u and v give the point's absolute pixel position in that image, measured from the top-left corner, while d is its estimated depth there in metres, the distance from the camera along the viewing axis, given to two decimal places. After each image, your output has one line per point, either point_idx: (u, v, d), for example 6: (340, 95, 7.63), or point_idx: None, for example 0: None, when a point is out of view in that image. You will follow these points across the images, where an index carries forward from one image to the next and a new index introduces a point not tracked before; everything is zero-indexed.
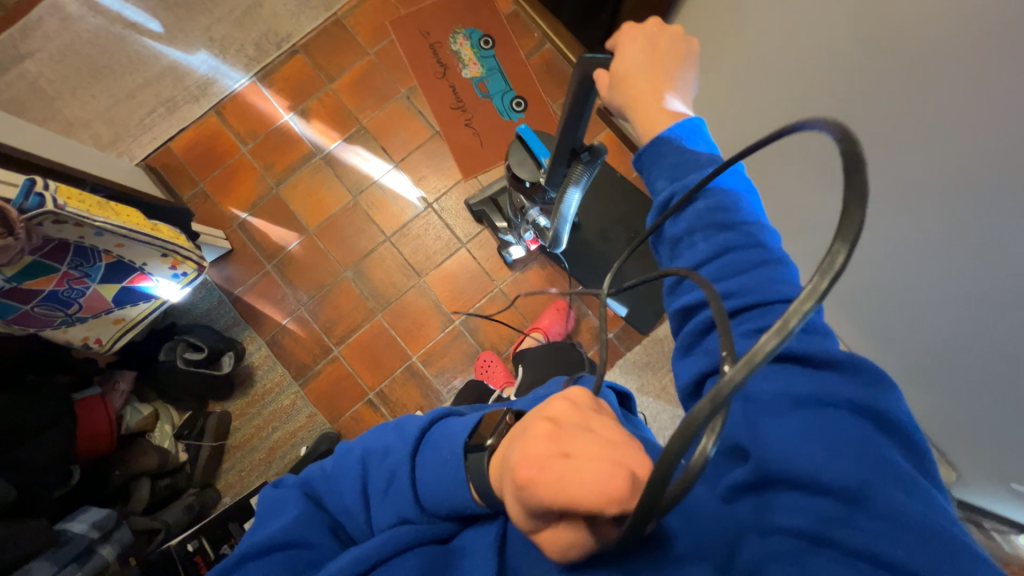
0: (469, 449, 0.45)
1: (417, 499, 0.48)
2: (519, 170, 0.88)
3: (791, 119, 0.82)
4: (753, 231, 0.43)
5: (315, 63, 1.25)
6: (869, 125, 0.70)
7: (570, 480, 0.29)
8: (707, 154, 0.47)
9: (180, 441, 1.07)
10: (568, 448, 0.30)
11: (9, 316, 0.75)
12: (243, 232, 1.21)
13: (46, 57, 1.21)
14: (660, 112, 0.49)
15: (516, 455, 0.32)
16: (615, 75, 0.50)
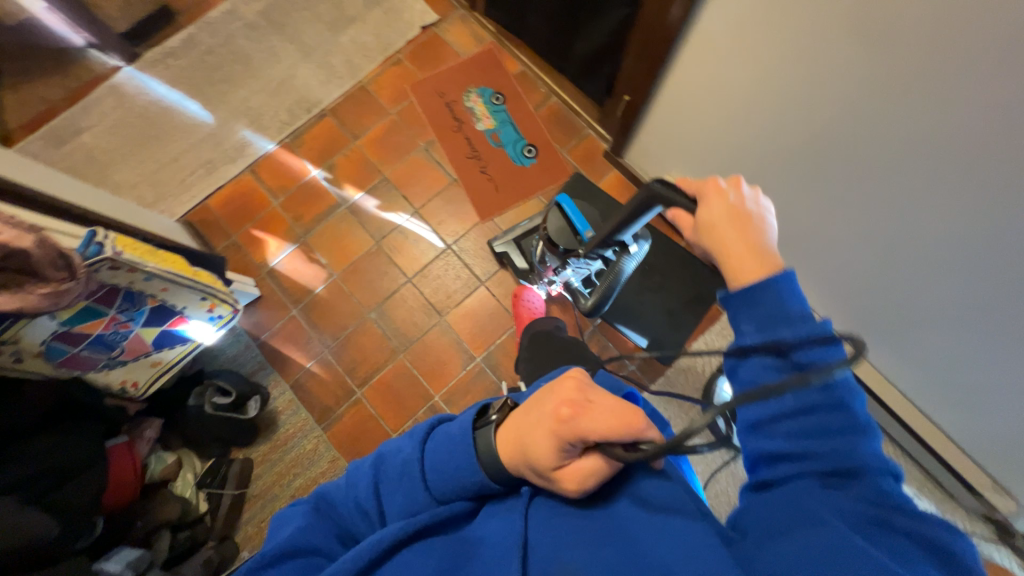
0: (477, 425, 0.51)
1: (428, 489, 0.49)
2: (557, 236, 0.98)
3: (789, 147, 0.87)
4: (845, 392, 0.44)
5: (342, 123, 1.37)
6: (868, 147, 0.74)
7: (599, 416, 0.43)
8: (800, 309, 0.47)
9: (201, 491, 1.05)
10: (589, 398, 0.45)
11: (59, 359, 0.78)
12: (272, 279, 1.26)
13: (101, 130, 1.35)
14: (753, 263, 0.50)
15: (550, 408, 0.45)
16: (701, 222, 0.53)
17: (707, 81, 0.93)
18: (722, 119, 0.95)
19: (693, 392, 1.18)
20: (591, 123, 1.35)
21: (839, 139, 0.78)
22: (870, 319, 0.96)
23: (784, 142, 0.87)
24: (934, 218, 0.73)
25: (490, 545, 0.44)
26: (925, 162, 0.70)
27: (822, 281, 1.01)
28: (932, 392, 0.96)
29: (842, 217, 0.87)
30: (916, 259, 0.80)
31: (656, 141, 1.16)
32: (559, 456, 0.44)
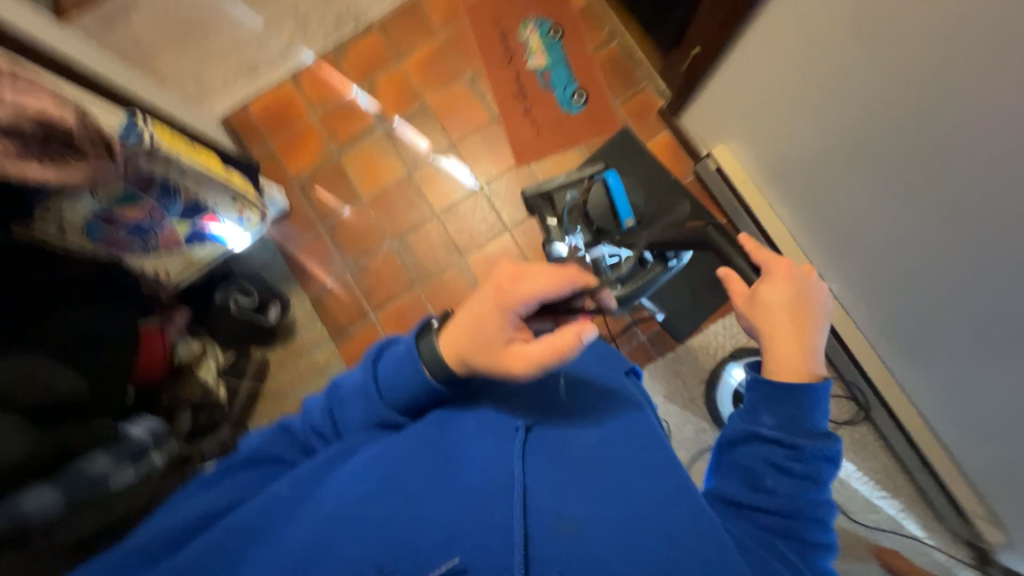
0: (419, 336, 0.53)
1: (388, 403, 0.51)
2: (596, 214, 1.02)
3: (853, 133, 0.78)
4: (825, 512, 0.46)
5: (389, 39, 1.30)
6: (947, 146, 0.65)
7: (535, 279, 0.53)
8: (818, 427, 0.49)
9: (222, 379, 1.13)
10: (523, 273, 0.55)
11: (99, 237, 0.85)
12: (302, 193, 1.27)
13: (150, 14, 1.32)
14: (797, 357, 0.53)
15: (489, 298, 0.54)
16: (761, 300, 0.58)
17: (785, 40, 0.81)
18: (791, 88, 0.85)
19: (700, 374, 1.17)
20: (651, 75, 1.24)
21: (915, 133, 0.68)
22: (905, 327, 0.91)
23: (852, 125, 0.77)
24: (998, 241, 0.65)
25: (478, 469, 0.43)
26: (1004, 176, 0.61)
27: (861, 281, 0.95)
28: (951, 416, 0.92)
29: (892, 219, 0.80)
30: (967, 281, 0.73)
31: (717, 103, 1.06)
32: (506, 328, 0.52)
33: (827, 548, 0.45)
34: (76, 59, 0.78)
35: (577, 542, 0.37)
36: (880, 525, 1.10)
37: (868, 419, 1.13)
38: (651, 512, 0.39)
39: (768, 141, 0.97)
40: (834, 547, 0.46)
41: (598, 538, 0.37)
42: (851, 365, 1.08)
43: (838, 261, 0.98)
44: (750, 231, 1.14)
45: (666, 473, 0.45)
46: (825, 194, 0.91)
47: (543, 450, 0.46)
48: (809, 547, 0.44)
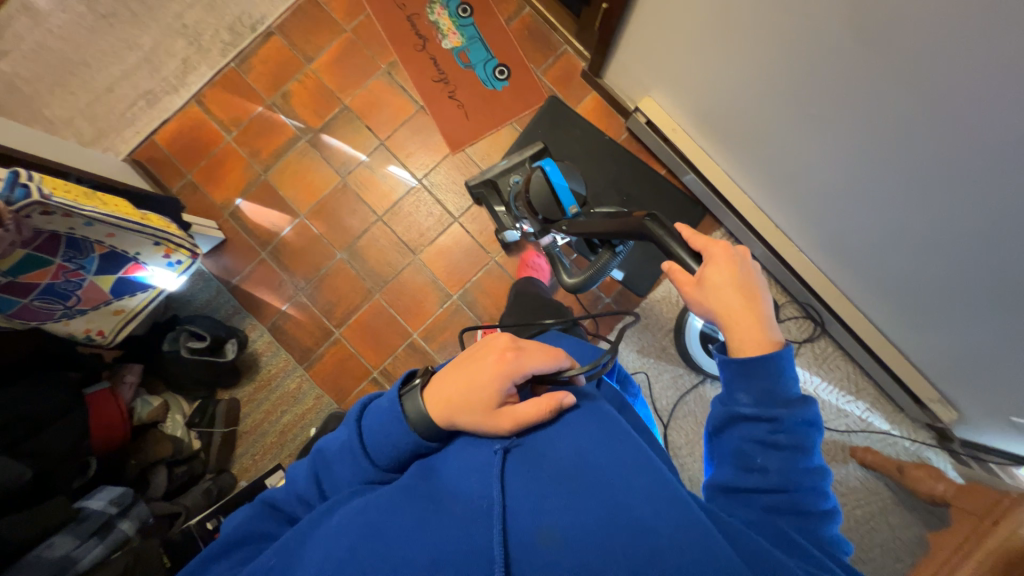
0: (403, 392, 0.53)
1: (374, 464, 0.51)
2: (537, 202, 0.91)
3: (762, 65, 0.79)
4: (817, 475, 0.48)
5: (292, 44, 1.23)
6: (844, 62, 0.68)
7: (533, 354, 0.54)
8: (795, 394, 0.50)
9: (192, 430, 1.08)
10: (521, 345, 0.55)
11: (10, 310, 0.76)
12: (236, 222, 1.21)
13: (20, 56, 1.20)
14: (752, 335, 0.53)
15: (492, 367, 0.52)
16: (708, 282, 0.54)
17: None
18: (703, 30, 0.85)
19: (667, 324, 1.21)
20: (569, 38, 1.23)
21: (821, 56, 0.70)
22: (843, 243, 0.96)
23: (765, 59, 0.78)
24: (908, 151, 0.69)
25: (461, 500, 0.42)
26: (900, 88, 0.63)
27: (803, 211, 0.99)
28: (895, 316, 0.99)
29: (814, 143, 0.83)
30: (893, 196, 0.76)
31: (636, 55, 1.05)
32: (502, 394, 0.51)
33: (828, 512, 0.47)
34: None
35: (559, 558, 0.36)
36: (851, 427, 1.19)
37: (826, 333, 1.20)
38: (632, 507, 0.39)
39: (692, 88, 0.98)
40: (835, 508, 0.48)
41: (578, 544, 0.36)
42: (803, 287, 1.13)
43: (778, 193, 1.02)
44: (692, 179, 1.17)
45: (635, 460, 0.45)
46: (751, 127, 0.93)
47: (526, 461, 0.45)
48: (812, 517, 0.45)
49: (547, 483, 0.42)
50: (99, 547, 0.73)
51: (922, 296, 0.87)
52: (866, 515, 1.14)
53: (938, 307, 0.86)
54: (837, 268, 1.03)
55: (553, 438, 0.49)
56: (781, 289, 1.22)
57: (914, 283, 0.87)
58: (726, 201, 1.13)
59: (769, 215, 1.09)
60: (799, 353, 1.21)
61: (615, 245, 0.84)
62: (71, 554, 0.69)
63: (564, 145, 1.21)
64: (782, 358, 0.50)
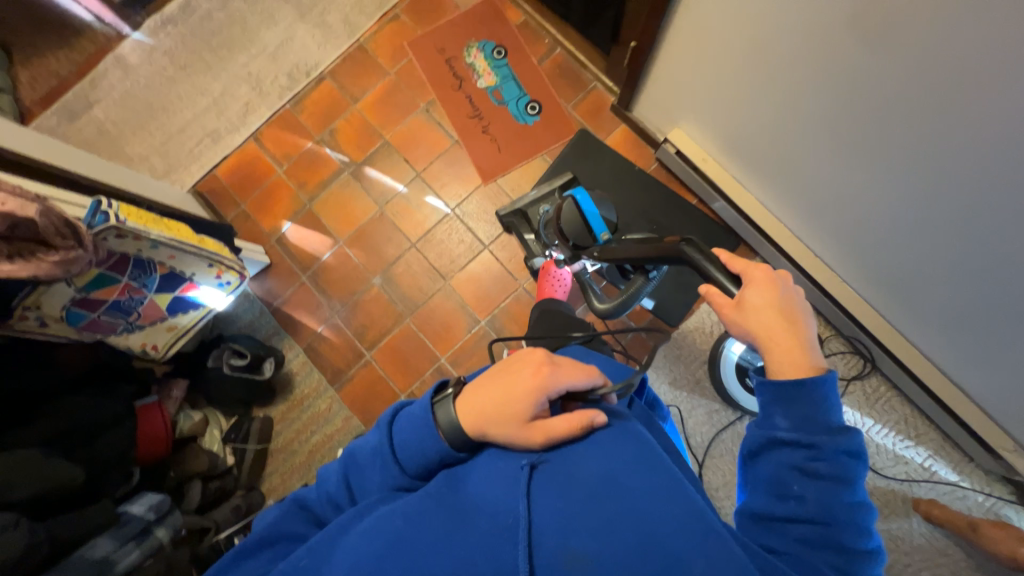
0: (435, 400, 0.55)
1: (403, 470, 0.53)
2: (569, 228, 0.92)
3: (791, 89, 0.80)
4: (861, 512, 0.44)
5: (341, 86, 1.34)
6: (875, 84, 0.67)
7: (569, 370, 0.56)
8: (839, 422, 0.47)
9: (228, 446, 1.13)
10: (556, 361, 0.56)
11: (79, 323, 0.83)
12: (281, 247, 1.29)
13: (111, 102, 1.37)
14: (794, 359, 0.50)
15: (530, 378, 0.54)
16: (748, 303, 0.52)
17: (713, 20, 0.84)
18: (734, 63, 0.86)
19: (701, 355, 1.17)
20: (598, 75, 1.27)
21: (857, 83, 0.70)
22: (883, 267, 0.92)
23: (798, 87, 0.79)
24: (952, 167, 0.66)
25: (486, 516, 0.43)
26: (944, 112, 0.62)
27: (843, 239, 0.95)
28: (951, 348, 0.92)
29: (849, 164, 0.81)
30: (945, 222, 0.73)
31: (664, 87, 1.08)
32: (535, 408, 0.52)
33: (871, 553, 0.43)
34: (34, 154, 0.80)
35: None
36: (911, 476, 1.08)
37: (877, 371, 1.11)
38: (661, 535, 0.38)
39: (722, 119, 0.99)
40: (880, 549, 0.44)
41: (607, 570, 0.36)
42: (848, 319, 1.07)
43: (811, 218, 0.99)
44: (724, 207, 1.15)
45: (666, 485, 0.43)
46: (781, 151, 0.92)
47: (550, 481, 0.45)
48: (853, 557, 0.42)
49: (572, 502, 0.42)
50: (136, 552, 0.75)
51: (976, 324, 0.82)
52: None
53: (1003, 337, 0.79)
54: (880, 296, 0.98)
55: (578, 458, 0.47)
56: (824, 322, 1.15)
57: (968, 309, 0.81)
58: (761, 230, 1.11)
59: (803, 239, 1.06)
60: (848, 392, 1.13)
61: (648, 270, 0.83)
62: (109, 557, 0.71)
63: (593, 176, 1.24)
64: (825, 383, 0.47)
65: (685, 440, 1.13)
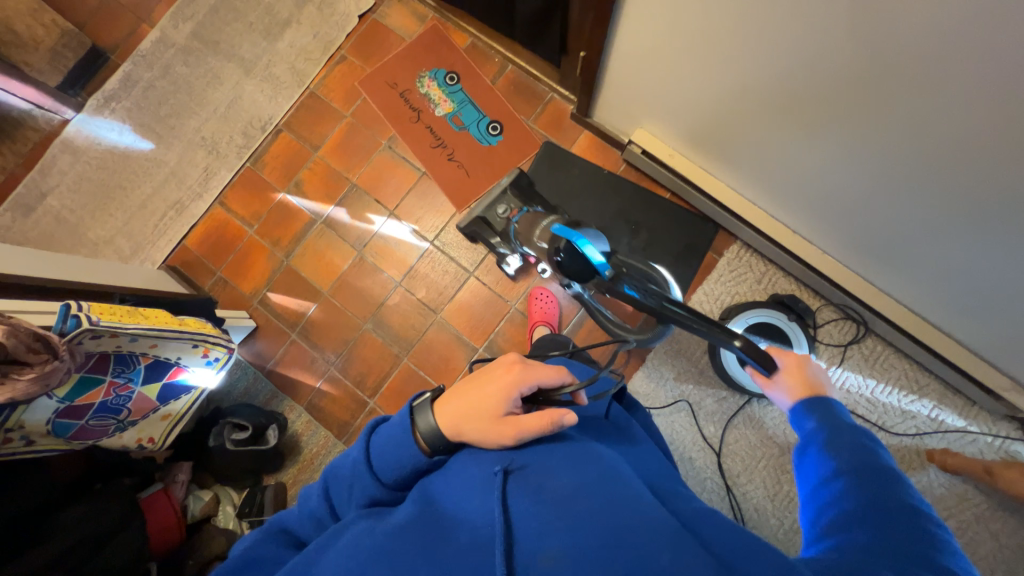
0: (414, 407, 0.57)
1: (380, 479, 0.55)
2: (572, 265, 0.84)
3: (733, 68, 0.81)
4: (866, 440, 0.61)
5: (299, 136, 1.32)
6: (812, 52, 0.69)
7: (539, 368, 0.59)
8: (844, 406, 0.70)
9: (243, 520, 1.09)
10: (527, 361, 0.60)
11: (68, 433, 0.79)
12: (265, 308, 1.26)
13: (64, 190, 1.33)
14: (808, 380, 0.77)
15: (504, 376, 0.57)
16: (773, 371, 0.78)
17: (659, 23, 0.83)
18: (674, 54, 0.87)
19: (700, 346, 1.17)
20: (553, 86, 1.28)
21: (811, 65, 0.70)
22: (848, 223, 0.94)
23: (754, 75, 0.79)
24: (892, 111, 0.68)
25: (467, 530, 0.42)
26: (874, 61, 0.63)
27: (805, 202, 0.97)
28: (931, 295, 0.94)
29: (792, 126, 0.83)
30: (905, 183, 0.77)
31: (614, 87, 1.09)
32: (508, 404, 0.55)
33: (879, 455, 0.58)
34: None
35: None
36: (921, 429, 1.10)
37: (871, 332, 1.13)
38: (631, 526, 0.39)
39: (681, 111, 1.00)
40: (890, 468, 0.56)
41: (579, 564, 0.37)
42: (834, 289, 1.09)
43: (769, 187, 1.01)
44: (695, 196, 1.16)
45: (626, 484, 0.45)
46: (732, 128, 0.94)
47: (526, 481, 0.46)
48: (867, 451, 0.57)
49: (547, 501, 0.43)
50: None
51: (948, 259, 0.83)
52: (962, 526, 1.04)
53: (981, 276, 0.81)
54: (854, 254, 1.01)
55: (552, 461, 0.48)
56: (813, 293, 1.16)
57: (938, 247, 0.83)
58: (736, 215, 1.12)
59: (768, 211, 1.08)
60: (847, 357, 1.14)
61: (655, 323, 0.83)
62: None
63: (565, 186, 1.24)
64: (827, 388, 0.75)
65: (698, 431, 1.14)
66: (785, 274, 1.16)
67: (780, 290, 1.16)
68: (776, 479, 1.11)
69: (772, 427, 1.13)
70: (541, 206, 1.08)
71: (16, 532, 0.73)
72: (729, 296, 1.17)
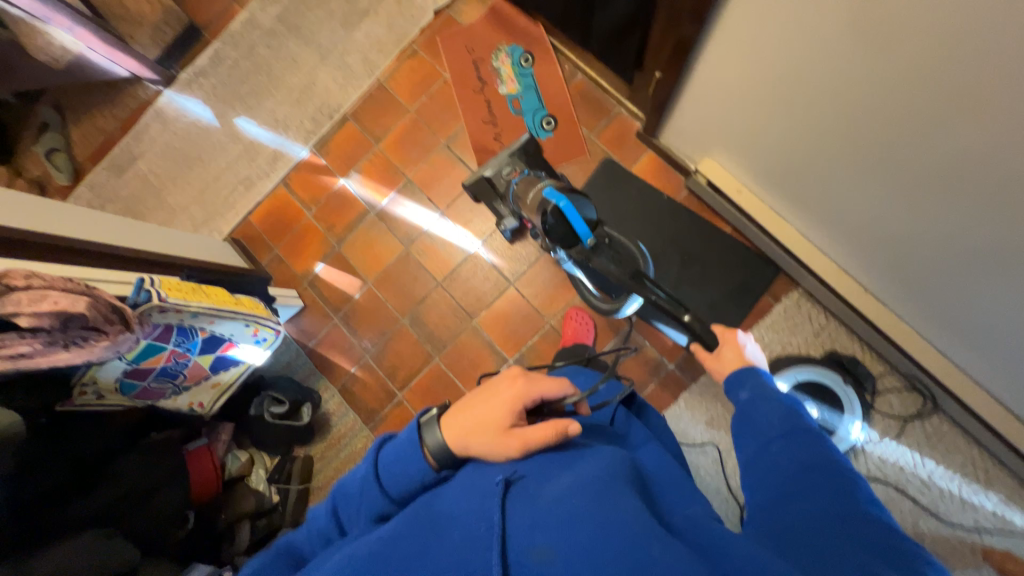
0: (421, 422, 0.58)
1: (387, 494, 0.55)
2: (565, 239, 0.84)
3: (822, 113, 0.74)
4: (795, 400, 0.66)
5: (362, 126, 1.35)
6: (917, 111, 0.61)
7: (542, 380, 0.61)
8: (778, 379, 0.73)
9: (273, 485, 1.17)
10: (530, 373, 0.62)
11: (133, 392, 0.88)
12: (313, 289, 1.33)
13: (152, 156, 1.44)
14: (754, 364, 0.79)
15: (508, 389, 0.59)
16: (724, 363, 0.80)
17: (750, 55, 0.77)
18: (755, 88, 0.81)
19: None
20: (622, 100, 1.22)
21: (912, 124, 0.63)
22: (927, 293, 0.85)
23: (848, 125, 0.72)
24: (1000, 189, 0.59)
25: (460, 529, 0.43)
26: (990, 131, 0.56)
27: (880, 260, 0.89)
28: (1018, 386, 0.83)
29: (878, 180, 0.75)
30: (990, 269, 0.70)
31: (686, 111, 1.03)
32: (514, 417, 0.56)
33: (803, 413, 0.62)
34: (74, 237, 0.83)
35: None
36: (982, 525, 0.99)
37: (939, 409, 1.02)
38: (618, 520, 0.39)
39: (757, 148, 0.93)
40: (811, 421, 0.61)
41: (572, 565, 0.37)
42: (903, 357, 0.99)
43: (840, 236, 0.93)
44: (758, 235, 1.09)
45: (619, 483, 0.45)
46: (808, 172, 0.86)
47: (524, 491, 0.45)
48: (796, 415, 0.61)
49: (538, 500, 0.43)
50: None
51: None
52: None
53: None
54: (930, 325, 0.91)
55: (550, 471, 0.47)
56: (875, 357, 1.06)
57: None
58: (801, 262, 1.04)
59: (837, 260, 0.99)
60: (905, 431, 1.04)
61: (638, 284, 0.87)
62: None
63: (620, 206, 1.19)
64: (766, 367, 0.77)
65: (723, 481, 1.09)
66: (848, 332, 1.07)
67: (839, 347, 1.07)
68: None
69: None
70: (544, 172, 1.04)
71: (82, 475, 0.82)
72: (780, 347, 1.10)
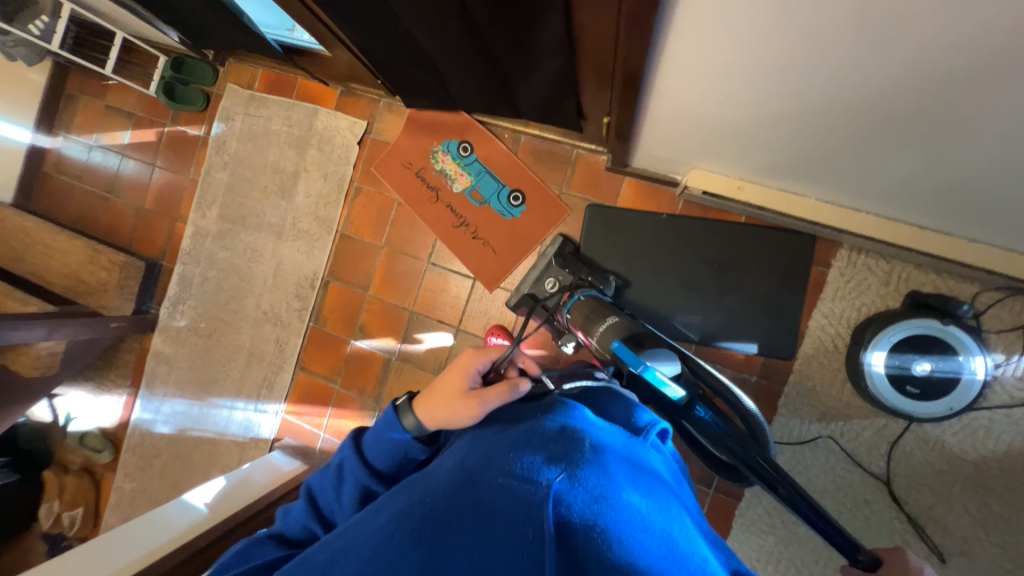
0: (397, 405, 0.65)
1: (371, 467, 0.63)
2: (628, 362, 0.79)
3: (815, 116, 0.65)
4: None
5: (345, 281, 1.32)
6: (943, 90, 0.53)
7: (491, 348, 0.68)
8: None
9: None
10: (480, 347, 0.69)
11: None
12: None
13: (171, 396, 1.44)
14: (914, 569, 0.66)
15: (460, 360, 0.66)
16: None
17: (708, 95, 0.68)
18: (726, 115, 0.73)
19: (837, 375, 1.03)
20: (576, 143, 1.16)
21: (936, 101, 0.55)
22: (1006, 219, 0.75)
23: (850, 115, 0.63)
24: None
25: (505, 521, 0.40)
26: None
27: (934, 206, 0.80)
28: None
29: (911, 152, 0.67)
30: None
31: (652, 141, 0.95)
32: (470, 382, 0.63)
33: None
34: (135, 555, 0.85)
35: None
36: None
37: None
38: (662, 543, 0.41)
39: (746, 153, 0.85)
40: None
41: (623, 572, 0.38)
42: (993, 274, 0.90)
43: (876, 197, 0.85)
44: (778, 217, 1.01)
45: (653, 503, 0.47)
46: (817, 159, 0.78)
47: (580, 491, 0.41)
48: None
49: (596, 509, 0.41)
50: None
51: None
52: None
53: None
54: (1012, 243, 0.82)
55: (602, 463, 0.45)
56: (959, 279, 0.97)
57: None
58: (839, 228, 0.96)
59: (881, 214, 0.90)
60: None
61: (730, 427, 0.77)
62: None
63: (626, 246, 1.12)
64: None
65: (864, 472, 1.01)
66: (916, 266, 0.99)
67: (915, 285, 0.99)
68: (981, 502, 0.96)
69: (956, 445, 0.97)
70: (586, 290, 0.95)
71: None
72: (855, 310, 1.03)
